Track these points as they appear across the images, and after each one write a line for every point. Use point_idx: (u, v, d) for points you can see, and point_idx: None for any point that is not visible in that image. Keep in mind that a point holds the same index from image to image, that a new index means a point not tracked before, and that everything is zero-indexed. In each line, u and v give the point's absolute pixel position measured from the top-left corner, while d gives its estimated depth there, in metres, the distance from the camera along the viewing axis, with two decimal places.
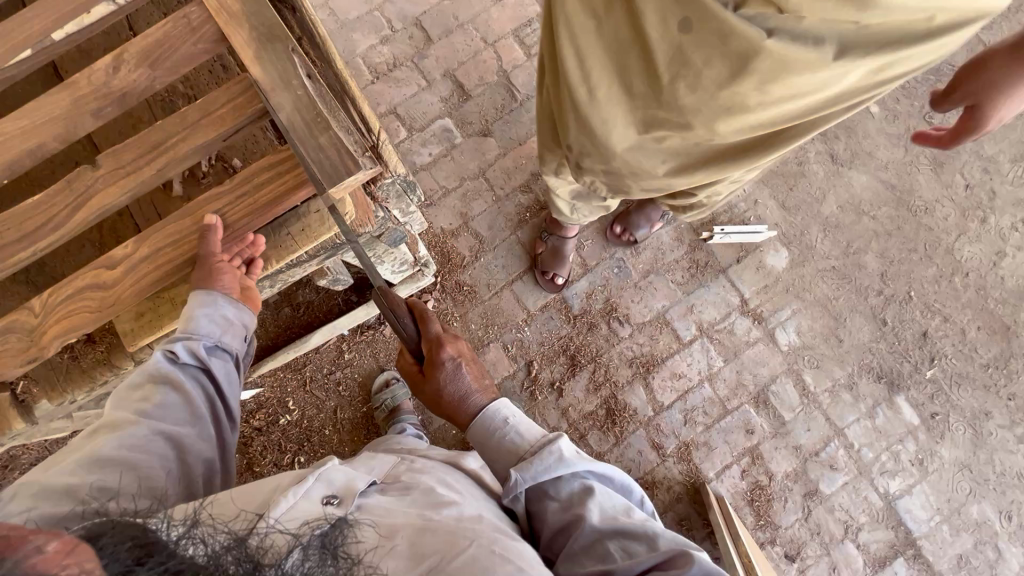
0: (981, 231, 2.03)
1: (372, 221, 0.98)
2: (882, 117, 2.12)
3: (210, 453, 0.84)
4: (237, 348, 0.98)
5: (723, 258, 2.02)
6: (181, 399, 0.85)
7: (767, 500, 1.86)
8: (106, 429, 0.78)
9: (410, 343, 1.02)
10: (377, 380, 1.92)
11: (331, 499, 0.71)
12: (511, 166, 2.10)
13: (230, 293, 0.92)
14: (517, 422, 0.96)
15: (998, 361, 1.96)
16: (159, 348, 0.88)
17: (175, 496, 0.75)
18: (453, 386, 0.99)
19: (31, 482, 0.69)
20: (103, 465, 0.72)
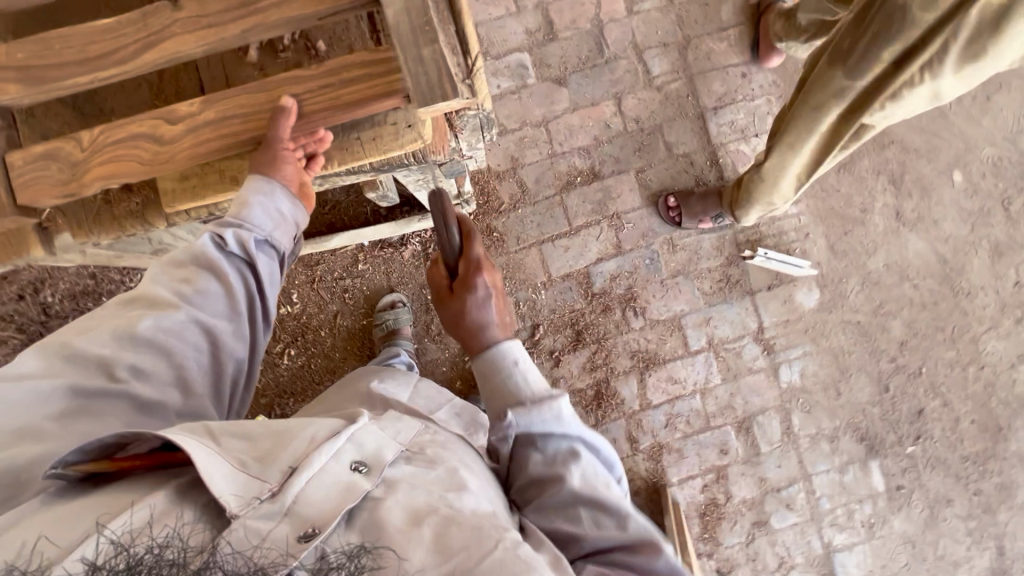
0: (1012, 330, 2.00)
1: (445, 150, 0.97)
2: (962, 188, 2.03)
3: (240, 350, 0.87)
4: (288, 247, 0.96)
5: (755, 281, 1.98)
6: (222, 291, 0.86)
7: (717, 518, 1.92)
8: (146, 302, 0.82)
9: (448, 256, 0.89)
10: (384, 299, 1.90)
11: (360, 465, 0.66)
12: (577, 124, 1.99)
13: (290, 187, 0.87)
14: (526, 370, 0.87)
15: (979, 456, 1.97)
16: (211, 231, 0.87)
17: (198, 386, 0.81)
18: (479, 313, 0.89)
19: (73, 339, 0.77)
20: (139, 343, 0.78)
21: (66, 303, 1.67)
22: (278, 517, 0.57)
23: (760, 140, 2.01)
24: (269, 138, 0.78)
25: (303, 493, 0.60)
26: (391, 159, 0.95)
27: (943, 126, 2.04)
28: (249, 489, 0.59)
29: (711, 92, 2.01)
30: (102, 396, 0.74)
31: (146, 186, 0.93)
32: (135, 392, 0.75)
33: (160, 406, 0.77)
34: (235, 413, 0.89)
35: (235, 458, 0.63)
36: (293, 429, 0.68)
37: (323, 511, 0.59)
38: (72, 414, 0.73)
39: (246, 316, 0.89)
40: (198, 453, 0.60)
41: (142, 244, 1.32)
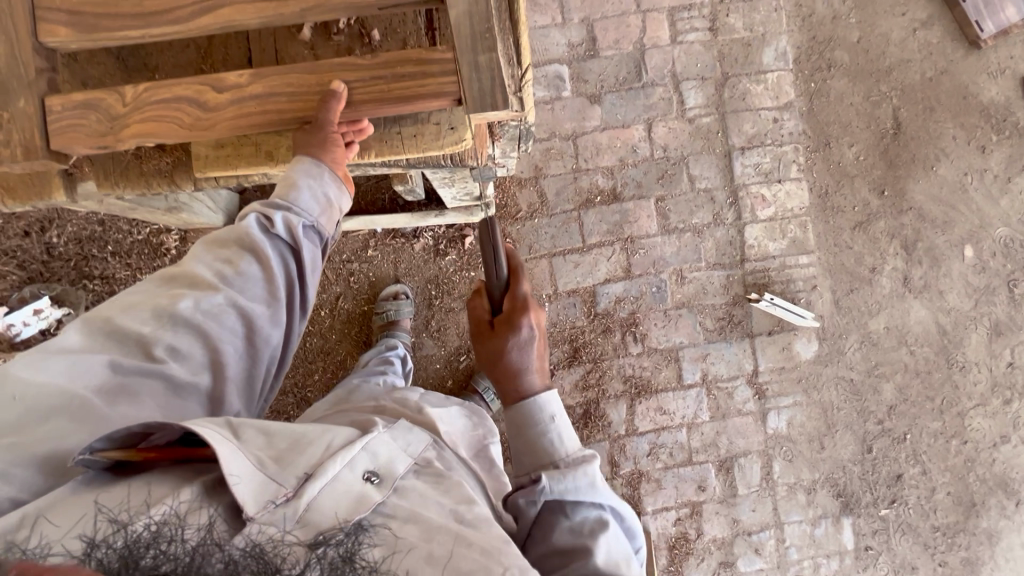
0: (999, 410, 2.02)
1: (483, 157, 0.97)
2: (971, 263, 2.05)
3: (276, 337, 0.85)
4: (331, 231, 0.94)
5: (757, 324, 1.98)
6: (263, 276, 0.84)
7: (685, 552, 1.93)
8: (187, 281, 0.81)
9: (494, 294, 0.91)
10: (387, 289, 1.89)
11: (371, 475, 0.68)
12: (604, 142, 1.99)
13: (336, 172, 0.87)
14: (562, 426, 0.85)
15: (949, 529, 1.99)
16: (258, 214, 0.86)
17: (230, 374, 0.80)
18: (520, 356, 0.88)
19: (116, 315, 0.77)
20: (177, 323, 0.78)
21: (70, 246, 1.65)
22: (291, 522, 0.60)
23: (782, 186, 2.03)
24: (317, 120, 0.78)
25: (316, 499, 0.62)
26: (427, 158, 0.95)
27: (961, 200, 2.06)
28: (265, 491, 0.62)
29: (741, 131, 2.02)
30: (140, 375, 0.74)
31: (179, 148, 0.91)
32: (170, 373, 0.75)
33: (195, 388, 0.78)
34: (265, 398, 0.88)
35: (254, 454, 0.65)
36: (314, 432, 0.71)
37: (335, 519, 0.61)
38: (112, 393, 0.73)
39: (285, 302, 0.87)
40: (222, 448, 0.63)
41: (157, 200, 1.30)
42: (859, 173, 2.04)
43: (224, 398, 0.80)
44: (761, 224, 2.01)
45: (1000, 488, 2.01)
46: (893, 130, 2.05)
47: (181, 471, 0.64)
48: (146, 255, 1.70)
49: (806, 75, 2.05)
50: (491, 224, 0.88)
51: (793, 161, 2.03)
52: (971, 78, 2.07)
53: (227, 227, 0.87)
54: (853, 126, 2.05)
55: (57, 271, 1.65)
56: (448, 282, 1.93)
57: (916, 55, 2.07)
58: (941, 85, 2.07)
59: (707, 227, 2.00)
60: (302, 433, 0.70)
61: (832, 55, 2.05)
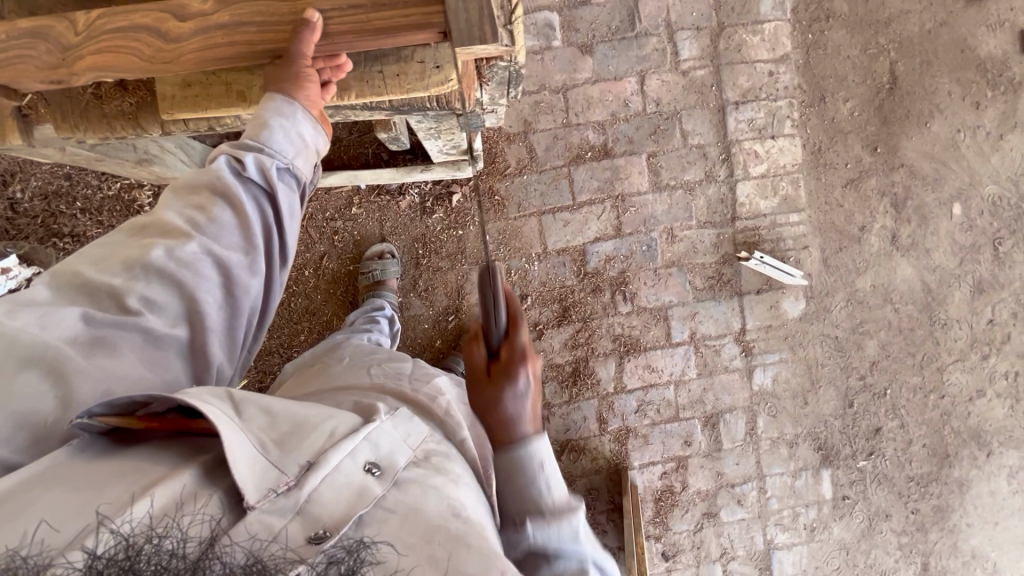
0: (977, 365, 2.07)
1: (471, 101, 0.92)
2: (959, 221, 2.06)
3: (255, 286, 0.81)
4: (309, 176, 0.89)
5: (746, 283, 1.98)
6: (237, 223, 0.80)
7: (670, 505, 1.98)
8: (158, 229, 0.77)
9: (491, 339, 0.79)
10: (372, 248, 1.84)
11: (373, 466, 0.68)
12: (596, 96, 1.92)
13: (309, 109, 0.82)
14: (550, 474, 0.80)
15: (923, 478, 2.07)
16: (230, 157, 0.82)
17: (208, 326, 0.77)
18: (514, 409, 0.77)
19: (85, 268, 0.74)
20: (149, 273, 0.74)
21: (37, 203, 1.57)
22: (289, 515, 0.58)
23: (775, 143, 1.99)
24: (291, 53, 0.73)
25: (317, 492, 0.61)
26: (411, 100, 0.90)
27: (953, 157, 2.04)
28: (267, 478, 0.61)
29: (735, 85, 1.97)
30: (114, 328, 0.71)
31: (142, 88, 0.84)
32: (144, 324, 0.72)
33: (173, 340, 0.75)
34: (249, 350, 0.85)
35: (255, 437, 0.65)
36: (311, 418, 0.71)
37: (336, 514, 0.60)
38: (87, 344, 0.69)
39: (263, 251, 0.83)
40: (225, 430, 0.62)
41: (125, 149, 1.27)
42: (854, 129, 2.01)
43: (205, 348, 0.76)
44: (753, 181, 1.98)
45: (973, 439, 2.08)
46: (888, 85, 2.01)
47: (179, 449, 0.63)
48: (119, 212, 1.63)
49: (803, 27, 1.98)
50: (489, 271, 0.79)
51: (787, 116, 1.99)
52: (970, 31, 2.03)
53: (198, 172, 0.83)
54: (849, 80, 2.00)
55: (24, 229, 1.57)
56: (435, 241, 1.89)
57: (916, 5, 2.01)
58: (940, 37, 2.02)
59: (699, 184, 1.96)
60: (301, 418, 0.70)
61: (831, 5, 1.98)
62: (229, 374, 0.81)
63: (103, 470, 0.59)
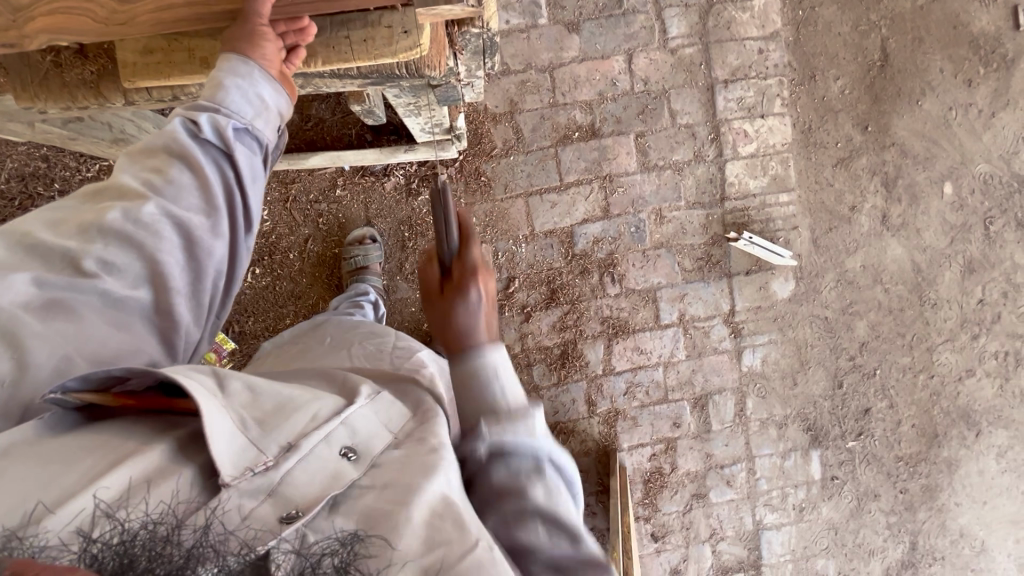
0: (967, 345, 2.07)
1: (441, 69, 0.89)
2: (950, 201, 2.04)
3: (220, 249, 0.79)
4: (273, 139, 0.86)
5: (735, 263, 1.97)
6: (197, 184, 0.78)
7: (659, 486, 1.99)
8: (116, 192, 0.76)
9: (443, 257, 0.85)
10: (354, 232, 1.82)
11: (349, 451, 0.67)
12: (583, 75, 1.90)
13: (268, 70, 0.78)
14: (506, 377, 0.75)
15: (911, 458, 2.07)
16: (187, 117, 0.79)
17: (168, 288, 0.74)
18: (466, 317, 0.79)
19: (39, 230, 0.72)
20: (104, 234, 0.72)
21: (13, 184, 1.55)
22: (262, 497, 0.58)
23: (765, 122, 1.97)
24: (247, 11, 0.74)
25: (291, 473, 0.61)
26: (380, 68, 0.88)
27: (944, 136, 2.02)
28: (245, 457, 0.60)
29: (724, 63, 1.94)
30: (68, 291, 0.69)
31: (102, 55, 0.81)
32: (99, 286, 0.71)
33: (134, 303, 0.73)
34: (218, 316, 0.83)
35: (236, 413, 0.64)
36: (297, 398, 0.70)
37: (308, 495, 0.59)
38: (42, 308, 0.68)
39: (227, 212, 0.80)
40: (206, 405, 0.60)
41: (99, 128, 1.25)
42: (844, 108, 1.98)
43: (171, 310, 0.75)
44: (742, 160, 1.96)
45: (962, 419, 2.08)
46: (879, 62, 1.98)
47: (154, 425, 0.63)
48: None
49: (794, 3, 1.95)
50: (441, 188, 0.83)
51: (777, 95, 1.96)
52: (962, 6, 2.00)
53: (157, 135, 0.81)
54: (840, 58, 1.97)
55: (1, 211, 1.55)
56: (421, 223, 1.87)
57: None
58: (931, 13, 1.99)
59: (688, 164, 1.94)
60: (285, 399, 0.69)
61: None
62: (195, 339, 0.79)
63: (74, 444, 0.58)
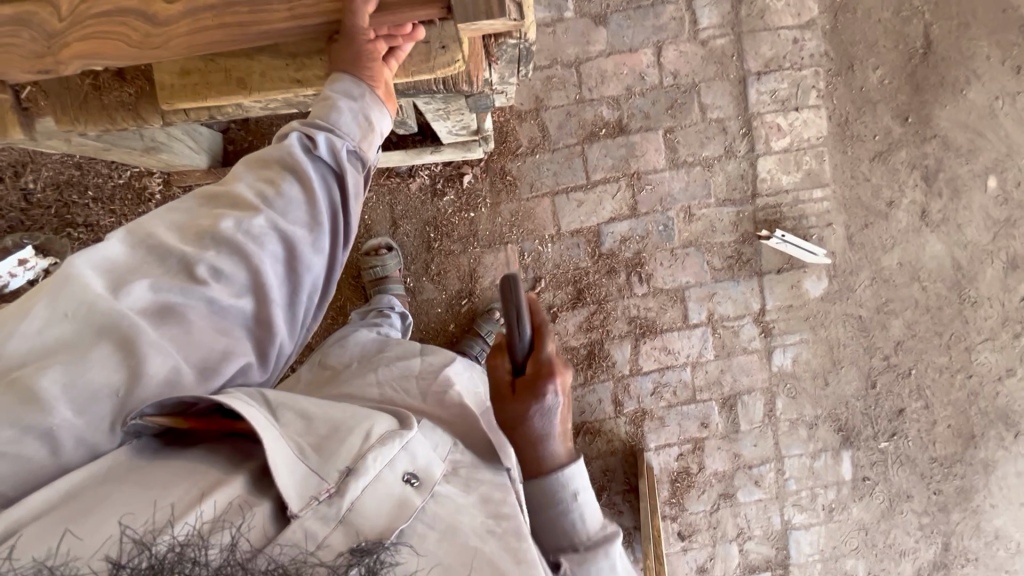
0: (1008, 344, 2.00)
1: (479, 82, 0.86)
2: (994, 195, 1.96)
3: (317, 264, 0.77)
4: (374, 159, 0.84)
5: (766, 261, 1.92)
6: (305, 199, 0.76)
7: (686, 486, 1.98)
8: (228, 200, 0.74)
9: (515, 354, 0.82)
10: (368, 243, 1.82)
11: (411, 477, 0.70)
12: (610, 70, 1.85)
13: (377, 91, 0.79)
14: (584, 500, 0.85)
15: (946, 459, 2.02)
16: (301, 131, 0.77)
17: (268, 303, 0.73)
18: (542, 422, 0.81)
19: (159, 230, 0.72)
20: (218, 242, 0.71)
21: (48, 192, 1.58)
22: (333, 523, 0.60)
23: (799, 115, 1.90)
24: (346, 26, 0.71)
25: (358, 499, 0.63)
26: (416, 83, 0.86)
27: (990, 126, 1.93)
28: (310, 484, 0.62)
29: (758, 55, 1.87)
30: (182, 298, 0.69)
31: (140, 76, 0.81)
32: (210, 293, 0.70)
33: (237, 312, 0.72)
34: (308, 327, 0.81)
35: (295, 441, 0.67)
36: (351, 419, 0.72)
37: (375, 521, 0.62)
38: (156, 314, 0.67)
39: (328, 231, 0.78)
40: (266, 436, 0.63)
41: (132, 138, 1.25)
42: (883, 99, 1.90)
43: (268, 320, 0.73)
44: (775, 156, 1.90)
45: (1000, 420, 2.03)
46: (922, 50, 1.90)
47: (225, 452, 0.64)
48: (130, 200, 1.62)
49: None
50: (514, 281, 0.77)
51: (812, 87, 1.89)
52: None
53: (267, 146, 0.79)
54: (880, 46, 1.89)
55: (38, 219, 1.58)
56: (447, 224, 1.86)
57: None
58: None
59: (718, 160, 1.89)
60: (339, 421, 0.71)
61: None
62: (287, 350, 0.78)
63: (159, 470, 0.60)
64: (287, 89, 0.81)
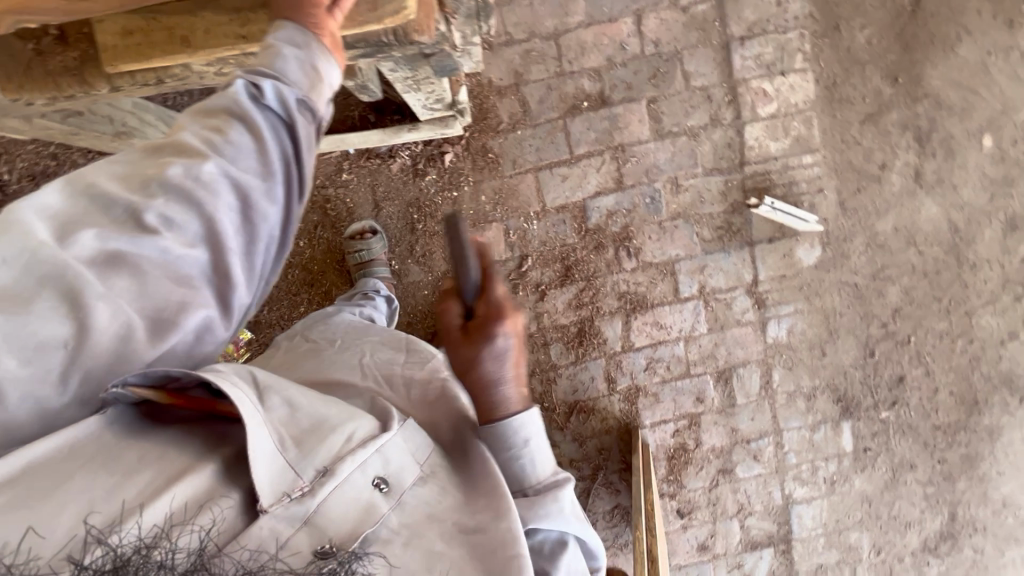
0: (1009, 306, 1.95)
1: (433, 34, 0.84)
2: (990, 153, 1.91)
3: (275, 215, 0.75)
4: (326, 114, 0.82)
5: (757, 231, 1.88)
6: (256, 146, 0.73)
7: (684, 462, 1.95)
8: (175, 148, 0.71)
9: (466, 297, 0.82)
10: (353, 226, 1.79)
11: (382, 482, 0.70)
12: (590, 41, 1.81)
13: (323, 41, 0.77)
14: (534, 451, 0.84)
15: (950, 427, 1.98)
16: (247, 79, 0.74)
17: (223, 251, 0.70)
18: (495, 365, 0.81)
19: (103, 180, 0.69)
20: (166, 190, 0.68)
21: (26, 184, 1.57)
22: (299, 523, 0.61)
23: (785, 79, 1.86)
24: None
25: (327, 503, 0.64)
26: (367, 37, 0.83)
27: (983, 83, 1.88)
28: (282, 480, 0.62)
29: (740, 19, 1.84)
30: (131, 247, 0.66)
31: (84, 40, 0.80)
32: (161, 242, 0.67)
33: (192, 262, 0.69)
34: (268, 282, 0.78)
35: (278, 430, 0.66)
36: (332, 416, 0.72)
37: (341, 528, 0.63)
38: (104, 264, 0.65)
39: (283, 180, 0.75)
40: (252, 422, 0.62)
41: (101, 123, 1.25)
42: (872, 59, 1.86)
43: (226, 271, 0.71)
44: (762, 122, 1.86)
45: (1004, 385, 1.98)
46: (910, 7, 1.85)
47: (199, 439, 0.63)
48: None
49: None
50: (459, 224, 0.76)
51: (798, 50, 1.85)
52: None
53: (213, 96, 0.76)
54: (866, 5, 1.85)
55: None
56: (429, 204, 1.84)
57: None
58: None
59: (704, 128, 1.85)
60: (323, 418, 0.70)
61: None
62: (247, 305, 0.74)
63: (128, 452, 0.58)
64: (232, 46, 0.78)
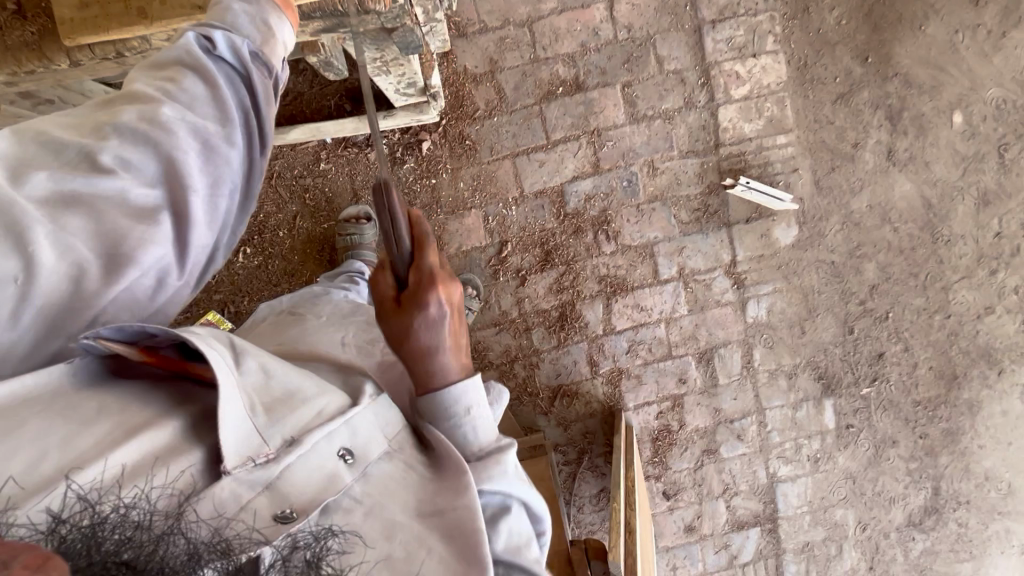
0: (985, 281, 1.97)
1: (389, 3, 0.85)
2: (960, 130, 1.93)
3: (235, 160, 0.76)
4: (282, 71, 0.83)
5: (734, 212, 1.90)
6: (212, 96, 0.75)
7: (668, 444, 1.96)
8: (129, 98, 0.72)
9: (397, 266, 0.78)
10: (349, 210, 1.80)
11: (347, 453, 0.69)
12: (563, 27, 1.84)
13: (275, 3, 0.78)
14: (478, 421, 0.79)
15: (930, 402, 2.00)
16: (198, 32, 0.75)
17: (182, 191, 0.71)
18: (429, 335, 0.77)
19: (53, 128, 0.69)
20: (122, 133, 0.69)
21: None
22: (259, 489, 0.60)
23: (757, 61, 1.88)
24: None
25: (290, 469, 0.63)
26: (323, 6, 0.85)
27: (952, 61, 1.91)
28: (247, 445, 0.61)
29: (710, 3, 1.86)
30: (87, 185, 0.66)
31: (42, 14, 0.82)
32: (119, 181, 0.67)
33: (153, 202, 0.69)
34: (231, 232, 0.79)
35: (249, 397, 0.65)
36: (306, 390, 0.71)
37: (304, 493, 0.62)
38: (59, 203, 0.65)
39: (241, 129, 0.77)
40: (224, 383, 0.61)
41: None
42: (841, 40, 1.88)
43: (186, 210, 0.71)
44: (735, 104, 1.88)
45: (982, 358, 2.00)
46: None
47: (164, 399, 0.63)
48: None
49: None
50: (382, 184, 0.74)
51: (768, 32, 1.88)
52: None
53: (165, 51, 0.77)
54: None
55: None
56: (408, 192, 1.85)
57: None
58: None
59: (679, 111, 1.87)
60: (295, 390, 0.70)
61: None
62: (208, 246, 0.75)
63: (90, 401, 0.58)
64: (189, 17, 0.79)
